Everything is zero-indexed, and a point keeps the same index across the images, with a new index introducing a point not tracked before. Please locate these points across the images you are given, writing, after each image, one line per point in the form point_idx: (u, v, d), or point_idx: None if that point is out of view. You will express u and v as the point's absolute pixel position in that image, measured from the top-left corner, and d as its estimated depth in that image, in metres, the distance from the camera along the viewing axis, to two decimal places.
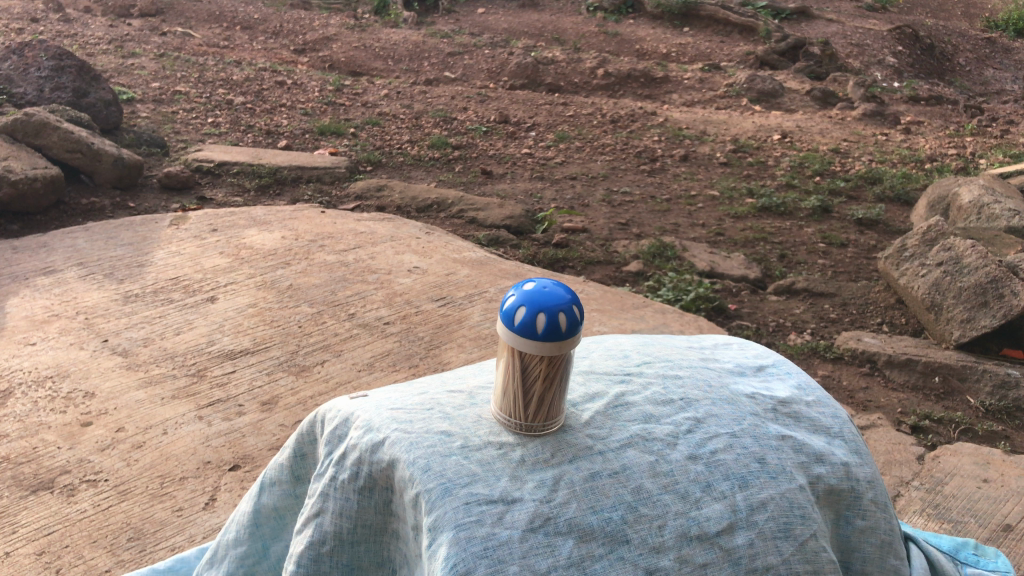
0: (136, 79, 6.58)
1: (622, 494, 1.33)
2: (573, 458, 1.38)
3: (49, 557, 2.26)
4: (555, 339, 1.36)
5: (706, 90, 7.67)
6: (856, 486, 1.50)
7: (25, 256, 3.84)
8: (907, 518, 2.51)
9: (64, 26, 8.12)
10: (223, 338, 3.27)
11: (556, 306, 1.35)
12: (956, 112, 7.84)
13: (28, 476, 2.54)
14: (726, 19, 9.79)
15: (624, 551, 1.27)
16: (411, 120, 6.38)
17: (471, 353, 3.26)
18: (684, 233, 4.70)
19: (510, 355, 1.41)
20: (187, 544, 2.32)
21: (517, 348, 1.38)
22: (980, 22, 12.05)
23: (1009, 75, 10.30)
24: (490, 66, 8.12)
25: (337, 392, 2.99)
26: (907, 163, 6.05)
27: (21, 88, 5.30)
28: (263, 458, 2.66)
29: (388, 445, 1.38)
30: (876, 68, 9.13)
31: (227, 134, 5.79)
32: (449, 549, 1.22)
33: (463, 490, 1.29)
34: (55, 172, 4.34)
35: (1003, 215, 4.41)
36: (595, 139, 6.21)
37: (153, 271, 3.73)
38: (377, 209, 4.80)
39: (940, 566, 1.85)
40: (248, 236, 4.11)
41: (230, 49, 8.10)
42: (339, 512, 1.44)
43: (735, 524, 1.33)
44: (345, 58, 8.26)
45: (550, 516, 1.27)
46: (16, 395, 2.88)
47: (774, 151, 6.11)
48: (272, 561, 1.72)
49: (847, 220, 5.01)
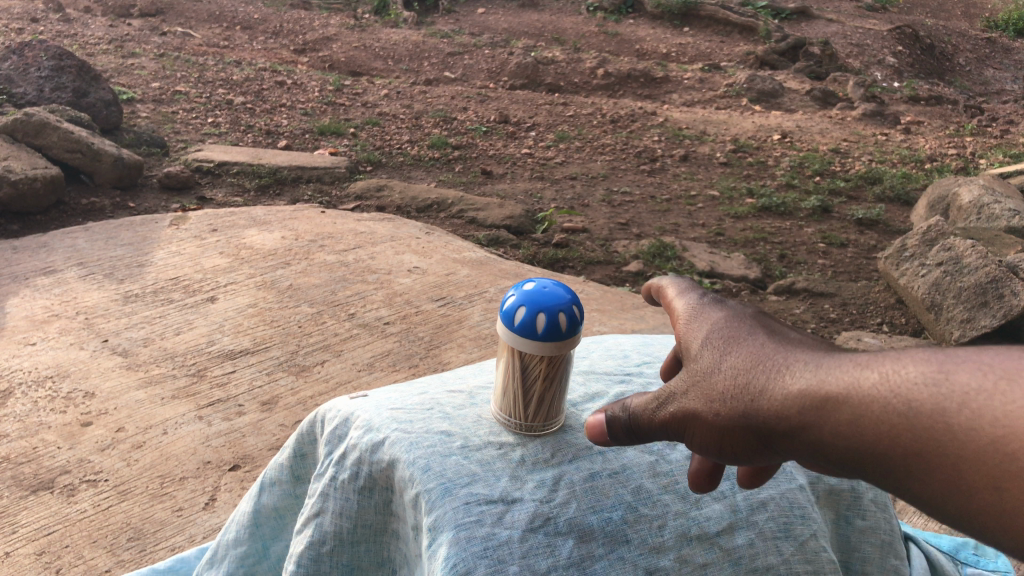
0: (136, 79, 6.58)
1: (622, 494, 1.31)
2: (573, 457, 1.37)
3: (49, 557, 2.27)
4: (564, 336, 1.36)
5: (706, 90, 7.68)
6: (856, 486, 1.50)
7: (25, 256, 3.84)
8: (907, 517, 2.50)
9: (64, 26, 8.11)
10: (223, 338, 3.27)
11: (561, 300, 1.36)
12: (956, 112, 7.85)
13: (28, 476, 2.54)
14: (726, 19, 9.80)
15: (624, 552, 1.25)
16: (411, 120, 6.39)
17: (471, 353, 3.26)
18: (684, 233, 4.70)
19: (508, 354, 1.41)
20: (187, 544, 2.32)
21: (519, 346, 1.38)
22: (980, 22, 12.04)
23: (1008, 75, 10.30)
24: (490, 66, 8.13)
25: (337, 392, 2.99)
26: (907, 163, 6.06)
27: (21, 88, 5.29)
28: (263, 458, 2.66)
29: (388, 445, 1.37)
30: (876, 68, 9.13)
31: (227, 133, 5.79)
32: (449, 549, 1.19)
33: (463, 489, 1.27)
34: (55, 172, 4.34)
35: (1003, 215, 4.44)
36: (595, 139, 6.21)
37: (153, 271, 3.73)
38: (376, 209, 4.79)
39: (940, 566, 1.85)
40: (248, 236, 4.11)
41: (230, 49, 8.09)
42: (339, 512, 1.44)
43: (735, 525, 1.33)
44: (345, 58, 8.26)
45: (549, 516, 1.26)
46: (17, 395, 2.88)
47: (773, 151, 6.11)
48: (272, 561, 1.72)
49: (846, 220, 5.02)
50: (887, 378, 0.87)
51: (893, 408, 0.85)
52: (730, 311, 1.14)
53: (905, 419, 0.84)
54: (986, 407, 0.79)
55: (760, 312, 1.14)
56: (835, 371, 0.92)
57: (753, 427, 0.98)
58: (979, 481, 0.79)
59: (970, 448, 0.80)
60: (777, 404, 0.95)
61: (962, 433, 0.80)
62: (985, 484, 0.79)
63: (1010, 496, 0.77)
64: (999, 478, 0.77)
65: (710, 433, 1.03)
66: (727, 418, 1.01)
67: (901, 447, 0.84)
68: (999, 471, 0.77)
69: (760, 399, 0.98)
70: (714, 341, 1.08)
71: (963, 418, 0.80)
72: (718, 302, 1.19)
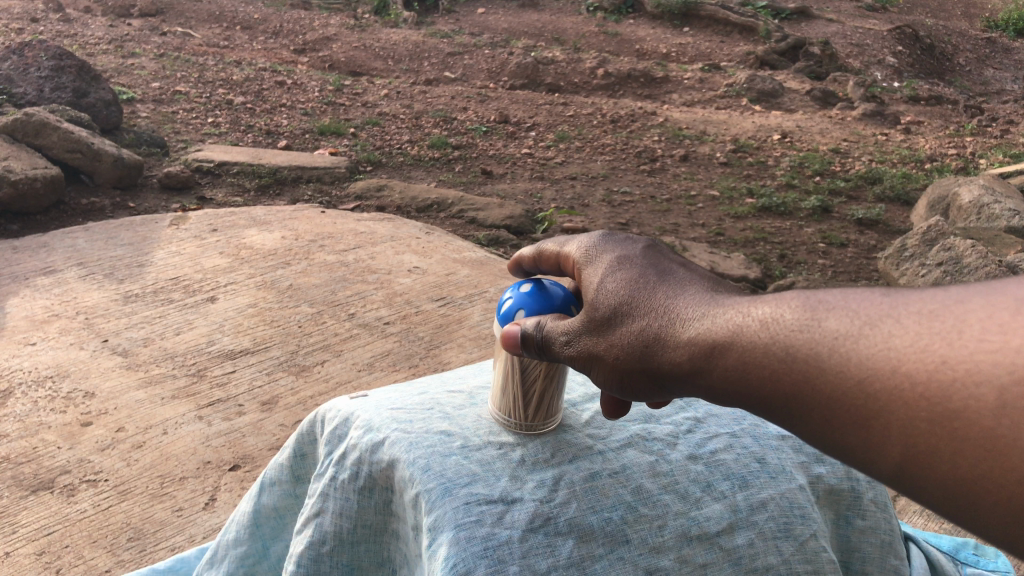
0: (136, 79, 6.58)
1: (622, 493, 1.31)
2: (573, 458, 1.37)
3: (49, 557, 2.27)
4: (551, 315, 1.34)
5: (705, 90, 7.68)
6: (856, 486, 1.50)
7: (25, 256, 3.84)
8: (908, 517, 2.45)
9: (64, 26, 8.11)
10: (223, 338, 3.27)
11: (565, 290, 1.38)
12: (956, 112, 7.85)
13: (28, 476, 2.54)
14: (726, 19, 9.80)
15: (624, 552, 1.25)
16: (411, 120, 6.39)
17: (471, 353, 3.27)
18: (684, 233, 4.70)
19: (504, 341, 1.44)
20: (187, 544, 2.32)
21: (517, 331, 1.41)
22: (980, 22, 12.03)
23: (1008, 75, 10.31)
24: (490, 66, 8.13)
25: (337, 392, 2.99)
26: (907, 163, 6.06)
27: (21, 88, 5.28)
28: (264, 458, 2.66)
29: (388, 445, 1.37)
30: (876, 68, 9.13)
31: (227, 133, 5.79)
32: (449, 549, 1.19)
33: (463, 489, 1.26)
34: (55, 172, 4.34)
35: (1003, 215, 4.45)
36: (595, 139, 6.21)
37: (153, 271, 3.73)
38: (377, 209, 4.78)
39: (939, 565, 1.86)
40: (248, 236, 4.11)
41: (230, 49, 8.09)
42: (339, 512, 1.44)
43: (735, 524, 1.32)
44: (345, 58, 8.26)
45: (550, 516, 1.25)
46: (17, 395, 2.88)
47: (773, 151, 6.11)
48: (272, 561, 1.72)
49: (847, 220, 5.02)
50: (766, 327, 0.97)
51: (771, 350, 0.96)
52: (624, 250, 1.22)
53: (780, 361, 0.95)
54: (849, 349, 0.90)
55: (650, 250, 1.23)
56: (721, 320, 1.02)
57: (649, 368, 1.10)
58: (843, 416, 0.90)
59: (835, 386, 0.90)
60: (673, 352, 1.06)
61: (828, 374, 0.91)
62: (848, 418, 0.90)
63: (868, 428, 0.88)
64: (860, 413, 0.88)
65: (614, 375, 1.14)
66: (627, 360, 1.12)
67: (778, 385, 0.95)
68: (860, 407, 0.88)
69: (656, 343, 1.08)
70: (612, 284, 1.17)
71: (832, 360, 0.91)
72: (611, 241, 1.26)
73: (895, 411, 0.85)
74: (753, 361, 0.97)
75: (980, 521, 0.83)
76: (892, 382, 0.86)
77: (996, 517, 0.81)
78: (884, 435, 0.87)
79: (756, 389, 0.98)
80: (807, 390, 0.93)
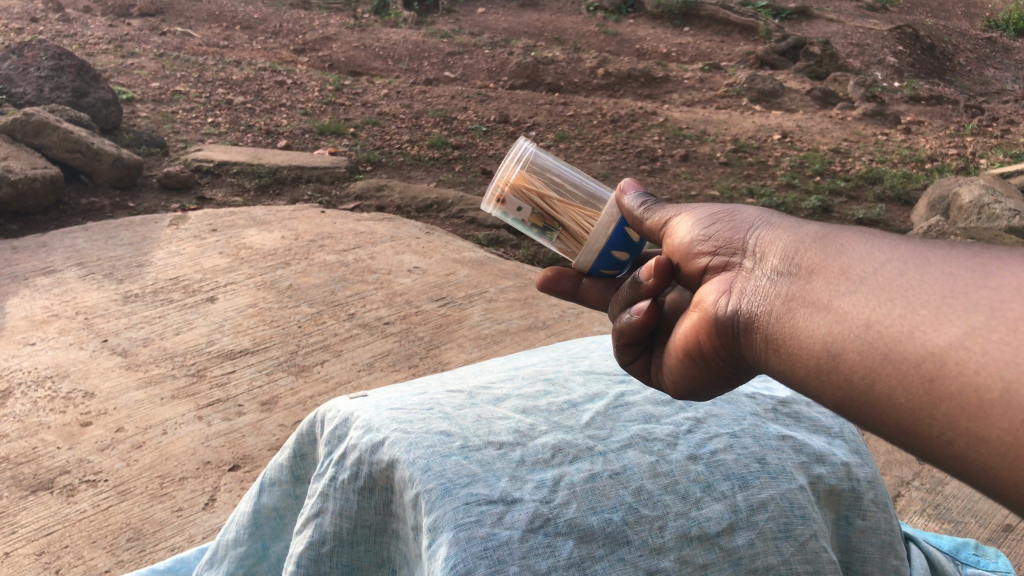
0: (136, 79, 6.57)
1: (622, 494, 1.30)
2: (573, 458, 1.36)
3: (49, 557, 2.27)
4: (614, 222, 1.45)
5: (706, 90, 7.68)
6: (856, 486, 1.50)
7: (24, 256, 3.83)
8: (908, 517, 2.40)
9: (64, 26, 8.10)
10: (223, 338, 3.26)
11: (631, 266, 1.52)
12: (956, 112, 7.83)
13: (28, 476, 2.54)
14: (726, 19, 9.81)
15: (625, 552, 1.24)
16: (411, 120, 6.39)
17: (471, 353, 3.26)
18: None
19: (596, 193, 1.57)
20: (186, 544, 2.32)
21: (603, 205, 1.56)
22: (981, 22, 11.99)
23: (1009, 75, 10.29)
24: (490, 66, 8.12)
25: (337, 392, 2.99)
26: (907, 163, 6.05)
27: (21, 88, 5.27)
28: (263, 458, 2.65)
29: (388, 445, 1.36)
30: (876, 68, 9.12)
31: (227, 133, 5.78)
32: (449, 550, 1.18)
33: (463, 489, 1.26)
34: (55, 172, 4.34)
35: (1003, 215, 4.47)
36: (595, 138, 6.21)
37: (153, 271, 3.72)
38: (376, 209, 4.78)
39: (940, 565, 1.85)
40: (248, 235, 4.11)
41: (230, 49, 8.08)
42: (339, 512, 1.43)
43: (735, 524, 1.32)
44: (345, 58, 8.25)
45: (549, 516, 1.25)
46: (16, 395, 2.88)
47: (773, 151, 6.10)
48: (272, 562, 1.71)
49: (847, 220, 5.02)
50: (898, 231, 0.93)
51: (864, 237, 0.93)
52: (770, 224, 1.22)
53: (868, 241, 0.92)
54: (980, 253, 0.83)
55: None
56: (819, 224, 1.02)
57: (714, 239, 1.10)
58: (919, 289, 0.82)
59: (934, 266, 0.84)
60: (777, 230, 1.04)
61: (933, 256, 0.85)
62: (925, 292, 0.81)
63: (936, 303, 0.80)
64: (944, 288, 0.81)
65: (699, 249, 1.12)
66: (699, 229, 1.14)
67: (846, 258, 0.91)
68: (948, 283, 0.81)
69: (736, 220, 1.10)
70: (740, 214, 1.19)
71: (942, 252, 0.86)
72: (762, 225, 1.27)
73: (983, 294, 0.78)
74: (836, 235, 0.95)
75: (977, 434, 0.74)
76: (1003, 274, 0.79)
77: (1011, 436, 0.72)
78: (948, 314, 0.78)
79: (818, 261, 0.93)
80: (885, 266, 0.87)
